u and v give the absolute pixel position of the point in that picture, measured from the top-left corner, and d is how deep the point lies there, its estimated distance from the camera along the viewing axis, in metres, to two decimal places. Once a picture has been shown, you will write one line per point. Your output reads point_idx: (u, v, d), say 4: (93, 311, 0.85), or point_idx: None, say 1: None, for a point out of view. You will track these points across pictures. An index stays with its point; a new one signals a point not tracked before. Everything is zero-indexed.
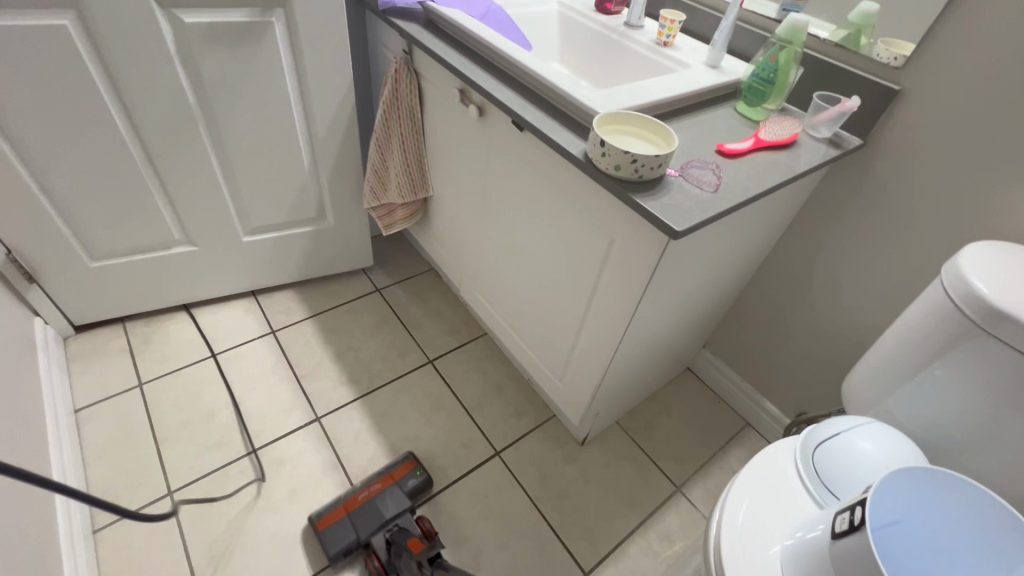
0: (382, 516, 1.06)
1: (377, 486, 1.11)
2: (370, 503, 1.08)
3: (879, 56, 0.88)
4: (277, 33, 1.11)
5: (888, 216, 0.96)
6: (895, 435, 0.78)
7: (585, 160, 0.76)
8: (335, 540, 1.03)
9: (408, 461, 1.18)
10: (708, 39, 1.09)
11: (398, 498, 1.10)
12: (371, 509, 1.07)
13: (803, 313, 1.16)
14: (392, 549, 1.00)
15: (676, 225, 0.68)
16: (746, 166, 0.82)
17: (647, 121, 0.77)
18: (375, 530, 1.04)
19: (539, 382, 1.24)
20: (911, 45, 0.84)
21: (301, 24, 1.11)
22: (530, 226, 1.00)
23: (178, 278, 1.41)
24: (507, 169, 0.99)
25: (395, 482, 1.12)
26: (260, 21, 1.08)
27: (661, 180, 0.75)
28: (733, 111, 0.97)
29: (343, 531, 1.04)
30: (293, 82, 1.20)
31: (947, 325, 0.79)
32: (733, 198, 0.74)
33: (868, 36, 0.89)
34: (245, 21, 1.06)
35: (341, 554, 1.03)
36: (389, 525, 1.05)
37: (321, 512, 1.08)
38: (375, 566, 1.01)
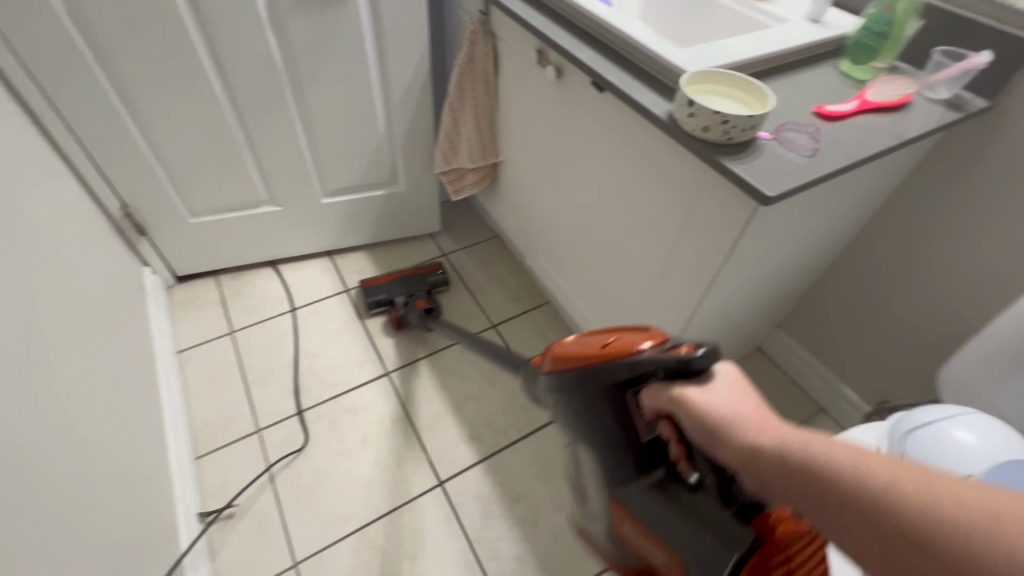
0: (409, 287, 1.45)
1: (414, 274, 1.48)
2: (405, 281, 1.47)
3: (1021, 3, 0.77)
4: None
5: (1014, 189, 0.85)
6: (1002, 428, 0.72)
7: (669, 122, 0.73)
8: (375, 293, 1.43)
9: (433, 265, 1.52)
10: None
11: (421, 284, 1.47)
12: (404, 284, 1.45)
13: (897, 294, 1.07)
14: (408, 306, 1.39)
15: (768, 190, 0.64)
16: (847, 129, 0.76)
17: (741, 80, 0.72)
18: (400, 294, 1.43)
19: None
20: None
21: None
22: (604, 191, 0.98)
23: (264, 236, 1.52)
24: (582, 132, 0.97)
25: (421, 274, 1.48)
26: None
27: (752, 143, 0.70)
28: (834, 70, 0.89)
29: (382, 291, 1.44)
30: (371, 45, 1.22)
31: None
32: (833, 163, 0.69)
33: None
34: None
35: (376, 305, 1.44)
36: (411, 292, 1.43)
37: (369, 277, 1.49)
38: (394, 317, 1.41)
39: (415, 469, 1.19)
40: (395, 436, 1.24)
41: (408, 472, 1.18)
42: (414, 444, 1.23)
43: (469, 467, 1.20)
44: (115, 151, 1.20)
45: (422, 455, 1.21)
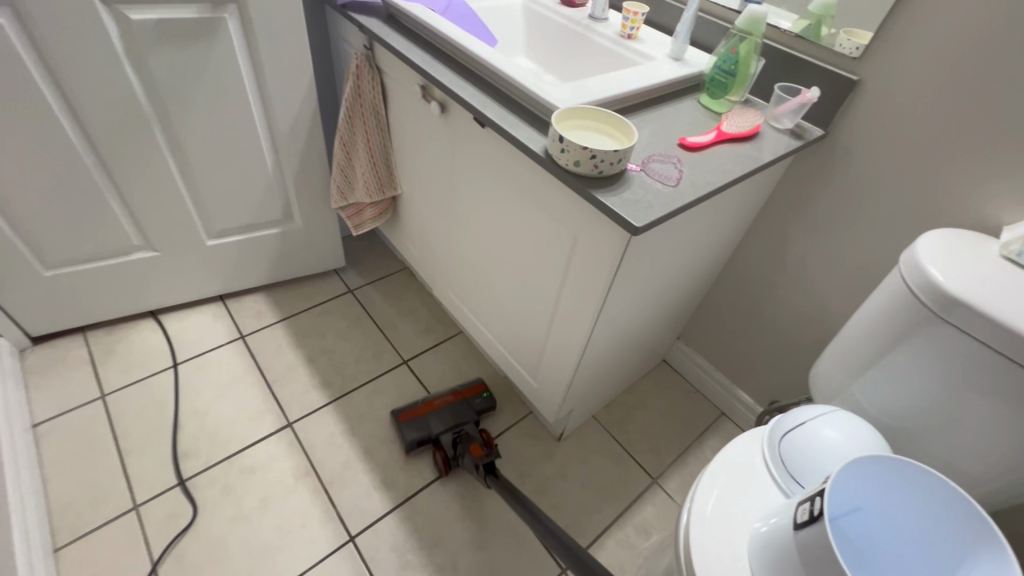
0: (453, 419, 1.23)
1: (449, 400, 1.27)
2: (442, 411, 1.24)
3: (841, 46, 0.89)
4: (232, 30, 1.07)
5: (850, 206, 0.97)
6: (859, 422, 0.79)
7: (545, 157, 0.75)
8: (414, 430, 1.21)
9: (478, 385, 1.33)
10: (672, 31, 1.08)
11: (469, 410, 1.26)
12: (448, 413, 1.24)
13: (772, 303, 1.17)
14: (457, 449, 1.16)
15: (636, 221, 0.68)
16: (708, 159, 0.82)
17: (607, 117, 0.76)
18: (445, 430, 1.20)
19: (514, 380, 1.23)
20: (869, 34, 0.85)
21: (257, 21, 1.08)
22: (497, 223, 0.99)
23: (140, 284, 1.37)
24: (471, 166, 0.98)
25: (465, 398, 1.28)
26: (213, 18, 1.04)
27: (622, 175, 0.74)
28: (697, 103, 0.96)
29: (417, 428, 1.21)
30: (251, 80, 1.16)
31: (907, 313, 0.80)
32: (695, 192, 0.74)
33: (828, 27, 0.90)
34: (197, 19, 1.02)
35: (416, 445, 1.20)
36: (459, 428, 1.20)
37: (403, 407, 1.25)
38: (440, 458, 1.17)
39: (324, 528, 1.10)
40: (300, 494, 1.15)
41: (316, 530, 1.09)
42: (322, 500, 1.14)
43: (383, 516, 1.14)
44: None
45: (331, 509, 1.13)
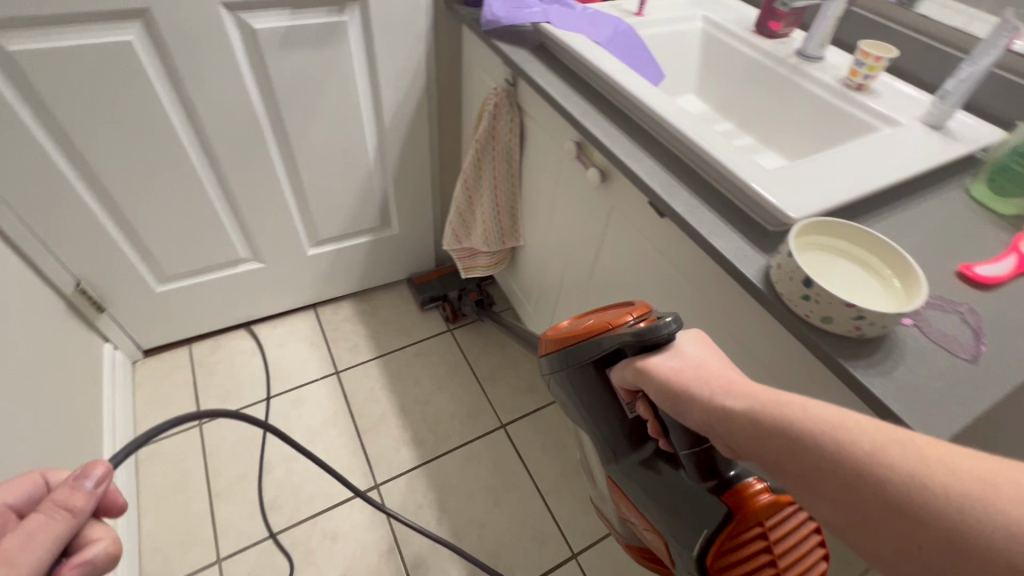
0: (456, 280, 1.49)
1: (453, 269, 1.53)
2: (448, 276, 1.51)
3: None
4: (351, 33, 0.98)
5: None
6: None
7: (766, 292, 0.53)
8: (425, 290, 1.47)
9: None
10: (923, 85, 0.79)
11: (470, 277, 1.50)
12: (453, 278, 1.50)
13: None
14: (462, 299, 1.44)
15: (927, 433, 0.43)
16: (1009, 302, 0.55)
17: (845, 227, 0.55)
18: (451, 287, 1.48)
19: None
20: None
21: (376, 24, 0.98)
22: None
23: (243, 295, 1.34)
24: (631, 251, 0.78)
25: None
26: (337, 21, 0.94)
27: (887, 338, 0.50)
28: (966, 196, 0.68)
29: (430, 287, 1.48)
30: (364, 77, 1.06)
31: None
32: (1015, 373, 0.48)
33: None
34: (322, 22, 0.94)
35: (430, 301, 1.47)
36: (461, 285, 1.47)
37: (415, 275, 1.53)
38: (450, 311, 1.45)
39: None
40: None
41: None
42: None
43: None
44: (69, 225, 1.01)
45: None
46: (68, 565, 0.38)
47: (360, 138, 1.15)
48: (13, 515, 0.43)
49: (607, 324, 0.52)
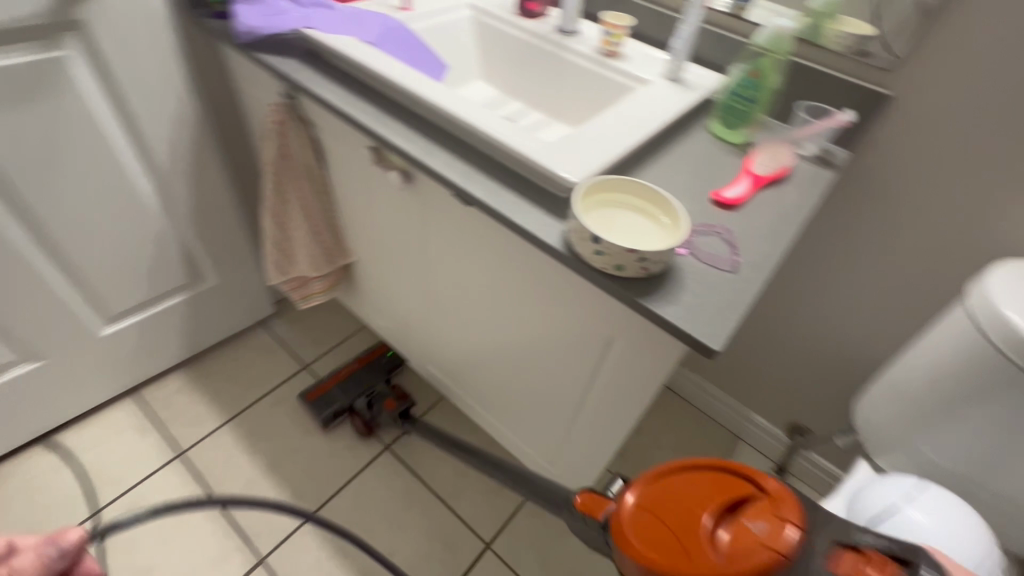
0: (363, 384, 1.24)
1: (354, 367, 1.27)
2: (350, 378, 1.25)
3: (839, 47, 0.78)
4: (76, 70, 0.81)
5: (882, 230, 0.88)
6: (958, 510, 0.69)
7: (569, 253, 0.57)
8: (324, 405, 1.20)
9: (380, 346, 1.33)
10: (660, 45, 0.92)
11: (378, 372, 1.27)
12: (357, 380, 1.24)
13: (790, 326, 1.08)
14: (376, 408, 1.19)
15: (711, 341, 0.51)
16: (750, 215, 0.67)
17: (617, 181, 0.61)
18: (358, 394, 1.22)
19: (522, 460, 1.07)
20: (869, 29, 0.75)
21: (107, 54, 0.83)
22: (496, 307, 0.80)
23: (24, 406, 1.07)
24: (454, 244, 0.79)
25: (370, 361, 1.28)
26: (51, 58, 0.77)
27: (670, 270, 0.57)
28: (707, 133, 0.81)
29: (331, 399, 1.21)
30: (113, 119, 0.89)
31: (986, 369, 0.71)
32: (762, 272, 0.59)
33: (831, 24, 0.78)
34: (29, 63, 0.76)
35: (334, 417, 1.20)
36: (370, 389, 1.23)
37: (307, 388, 1.24)
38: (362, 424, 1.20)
39: None
40: None
41: None
42: None
43: None
44: None
45: None
46: None
47: (131, 189, 0.97)
48: None
49: (768, 553, 0.26)
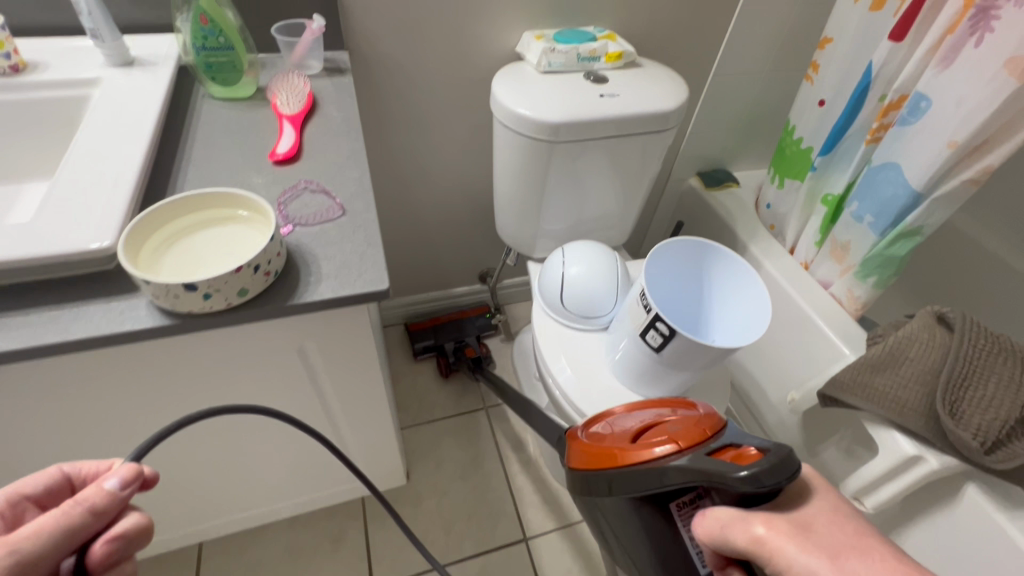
0: (457, 330, 1.35)
1: (457, 317, 1.38)
2: (450, 324, 1.37)
3: None
4: None
5: (414, 100, 1.00)
6: (591, 247, 0.95)
7: (185, 321, 0.46)
8: (421, 338, 1.36)
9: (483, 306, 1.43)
10: (77, 37, 0.73)
11: (470, 326, 1.37)
12: (455, 328, 1.36)
13: (423, 210, 1.20)
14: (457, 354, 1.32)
15: (374, 285, 0.51)
16: (316, 154, 0.66)
17: (152, 212, 0.47)
18: (450, 338, 1.34)
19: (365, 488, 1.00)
20: None
21: None
22: (165, 417, 0.64)
23: None
24: (42, 412, 0.57)
25: (469, 316, 1.39)
26: None
27: (292, 254, 0.52)
28: (211, 100, 0.74)
29: (428, 336, 1.35)
30: None
31: (534, 154, 0.94)
32: (362, 195, 0.60)
33: None
34: None
35: (423, 351, 1.36)
36: (459, 338, 1.33)
37: (417, 320, 1.41)
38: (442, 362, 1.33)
39: None
40: None
41: None
42: None
43: None
44: None
45: None
46: (101, 540, 0.35)
47: None
48: (36, 506, 0.40)
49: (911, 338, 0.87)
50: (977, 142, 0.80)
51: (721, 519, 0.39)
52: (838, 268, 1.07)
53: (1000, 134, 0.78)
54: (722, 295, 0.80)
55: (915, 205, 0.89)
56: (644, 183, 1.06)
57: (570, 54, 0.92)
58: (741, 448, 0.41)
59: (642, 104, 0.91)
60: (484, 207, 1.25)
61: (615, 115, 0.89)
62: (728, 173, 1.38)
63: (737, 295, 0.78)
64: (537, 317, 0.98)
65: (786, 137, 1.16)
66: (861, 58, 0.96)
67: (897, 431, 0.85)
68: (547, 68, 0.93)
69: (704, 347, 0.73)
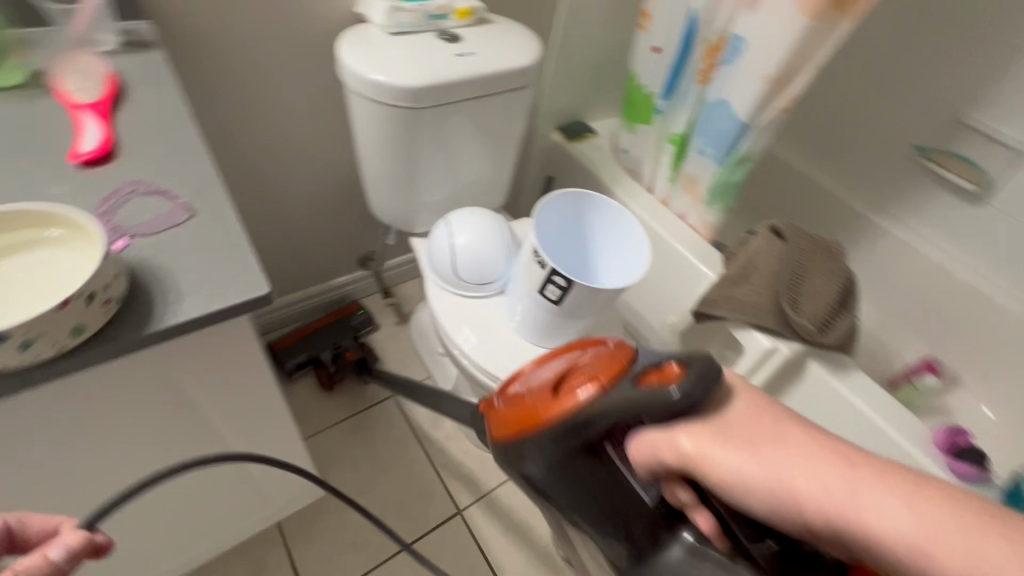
0: (332, 339, 1.23)
1: (327, 324, 1.25)
2: (321, 333, 1.24)
3: None
4: None
5: (249, 75, 0.87)
6: (474, 213, 0.94)
7: (5, 381, 0.36)
8: (289, 355, 1.19)
9: (354, 304, 1.32)
10: None
11: (345, 331, 1.25)
12: (329, 335, 1.23)
13: (283, 199, 1.08)
14: (338, 361, 1.22)
15: (255, 289, 0.45)
16: (139, 148, 0.54)
17: None
18: (326, 348, 1.22)
19: (280, 513, 0.91)
20: None
21: None
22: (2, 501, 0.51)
23: None
24: None
25: (341, 318, 1.27)
26: None
27: (137, 273, 0.43)
28: None
29: (298, 351, 1.20)
30: None
31: (399, 123, 0.88)
32: (211, 189, 0.51)
33: None
34: None
35: (300, 367, 1.21)
36: (336, 344, 1.22)
37: (280, 337, 1.23)
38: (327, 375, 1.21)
39: None
40: None
41: None
42: None
43: None
44: None
45: None
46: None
47: None
48: None
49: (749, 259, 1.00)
50: (784, 73, 0.93)
51: (650, 442, 0.40)
52: (691, 199, 1.19)
53: (798, 64, 0.91)
54: (607, 234, 0.84)
55: (744, 134, 1.01)
56: (514, 143, 1.06)
57: (417, 13, 0.87)
58: (662, 365, 0.40)
59: (500, 62, 0.90)
60: (352, 188, 1.16)
61: (474, 75, 0.87)
62: (585, 124, 1.45)
63: (619, 245, 0.84)
64: (434, 294, 0.96)
65: (630, 85, 1.24)
66: (685, 4, 1.05)
67: (756, 330, 0.99)
68: (396, 28, 0.87)
69: (600, 291, 0.77)
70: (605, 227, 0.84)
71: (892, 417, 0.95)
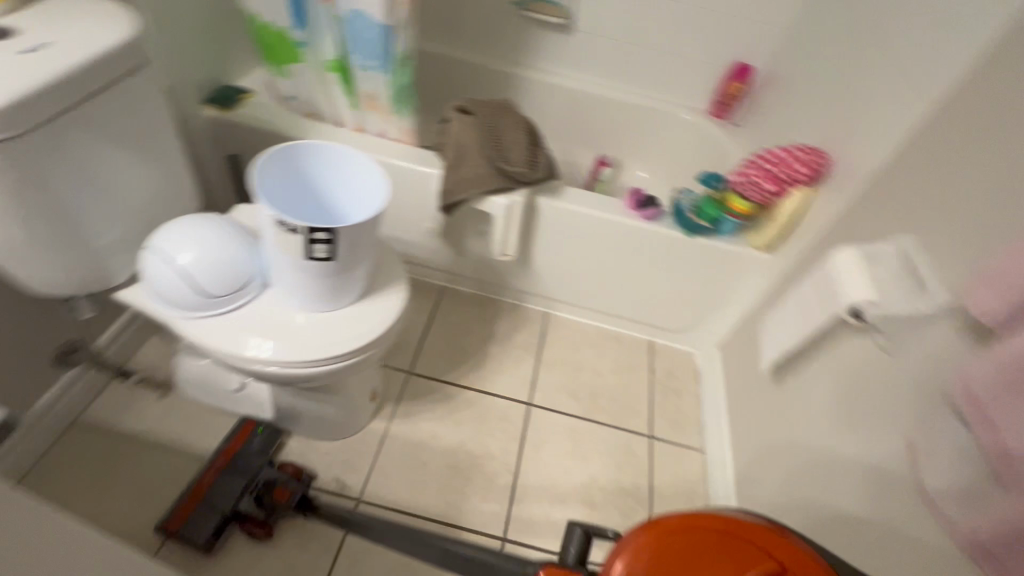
0: (241, 481, 1.02)
1: (223, 469, 1.04)
2: (223, 482, 1.02)
3: None
4: None
5: None
6: (182, 225, 0.81)
7: None
8: (196, 528, 0.98)
9: (245, 425, 1.12)
10: None
11: (252, 467, 1.05)
12: (233, 480, 1.02)
13: None
14: (266, 504, 1.01)
15: None
16: None
17: None
18: (241, 495, 1.01)
19: None
20: None
21: None
22: None
23: None
24: None
25: (235, 453, 1.06)
26: None
27: None
28: None
29: (205, 517, 0.98)
30: None
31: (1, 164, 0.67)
32: None
33: None
34: None
35: (217, 534, 0.99)
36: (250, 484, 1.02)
37: (169, 515, 0.99)
38: (258, 527, 1.00)
39: None
40: None
41: None
42: None
43: None
44: None
45: None
46: None
47: None
48: None
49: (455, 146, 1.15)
50: None
51: None
52: (380, 116, 1.23)
53: None
54: (337, 173, 0.83)
55: (390, 36, 1.07)
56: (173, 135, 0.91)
57: None
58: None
59: (92, 44, 0.72)
60: None
61: (67, 69, 0.69)
62: (232, 87, 1.29)
63: (335, 181, 0.84)
64: (195, 329, 0.83)
65: (257, 27, 1.15)
66: None
67: (494, 196, 1.14)
68: None
69: (363, 226, 0.78)
70: (331, 167, 0.83)
71: (601, 205, 1.22)
